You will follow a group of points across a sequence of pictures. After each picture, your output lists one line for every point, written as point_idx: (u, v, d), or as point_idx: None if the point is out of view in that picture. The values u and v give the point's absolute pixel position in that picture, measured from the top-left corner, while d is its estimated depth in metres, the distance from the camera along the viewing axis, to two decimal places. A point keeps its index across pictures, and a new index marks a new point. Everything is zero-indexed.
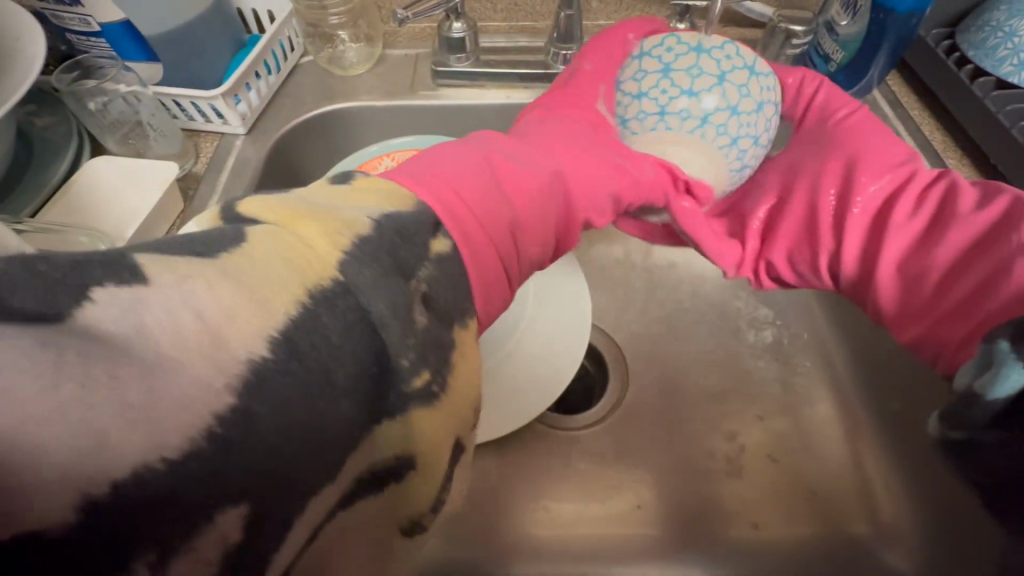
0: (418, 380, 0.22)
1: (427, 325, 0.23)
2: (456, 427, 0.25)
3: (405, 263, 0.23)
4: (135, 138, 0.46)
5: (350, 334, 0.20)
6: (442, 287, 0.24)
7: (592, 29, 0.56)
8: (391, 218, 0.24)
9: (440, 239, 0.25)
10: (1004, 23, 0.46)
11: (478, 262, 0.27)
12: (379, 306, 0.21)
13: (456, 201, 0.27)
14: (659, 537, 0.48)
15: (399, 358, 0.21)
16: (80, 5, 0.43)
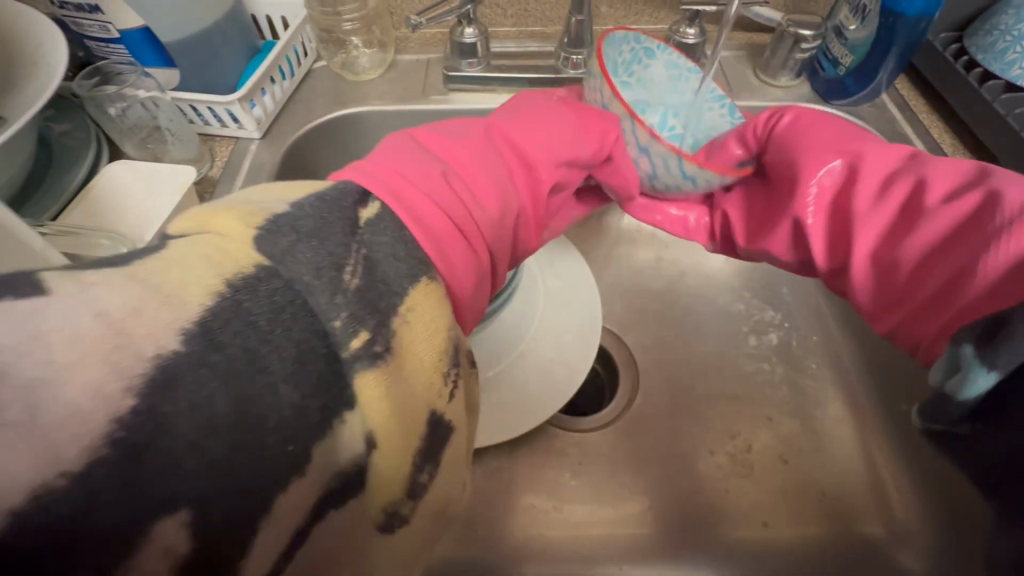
0: (356, 341, 0.19)
1: (359, 288, 0.20)
2: (416, 398, 0.22)
3: (329, 229, 0.21)
4: (154, 143, 0.47)
5: (278, 316, 0.18)
6: (382, 248, 0.22)
7: (601, 34, 0.57)
8: (316, 197, 0.22)
9: (369, 207, 0.23)
10: (1012, 27, 0.46)
11: (438, 237, 0.25)
12: (292, 273, 0.19)
13: (398, 183, 0.25)
14: (671, 537, 0.48)
15: (330, 325, 0.19)
16: (100, 12, 0.43)
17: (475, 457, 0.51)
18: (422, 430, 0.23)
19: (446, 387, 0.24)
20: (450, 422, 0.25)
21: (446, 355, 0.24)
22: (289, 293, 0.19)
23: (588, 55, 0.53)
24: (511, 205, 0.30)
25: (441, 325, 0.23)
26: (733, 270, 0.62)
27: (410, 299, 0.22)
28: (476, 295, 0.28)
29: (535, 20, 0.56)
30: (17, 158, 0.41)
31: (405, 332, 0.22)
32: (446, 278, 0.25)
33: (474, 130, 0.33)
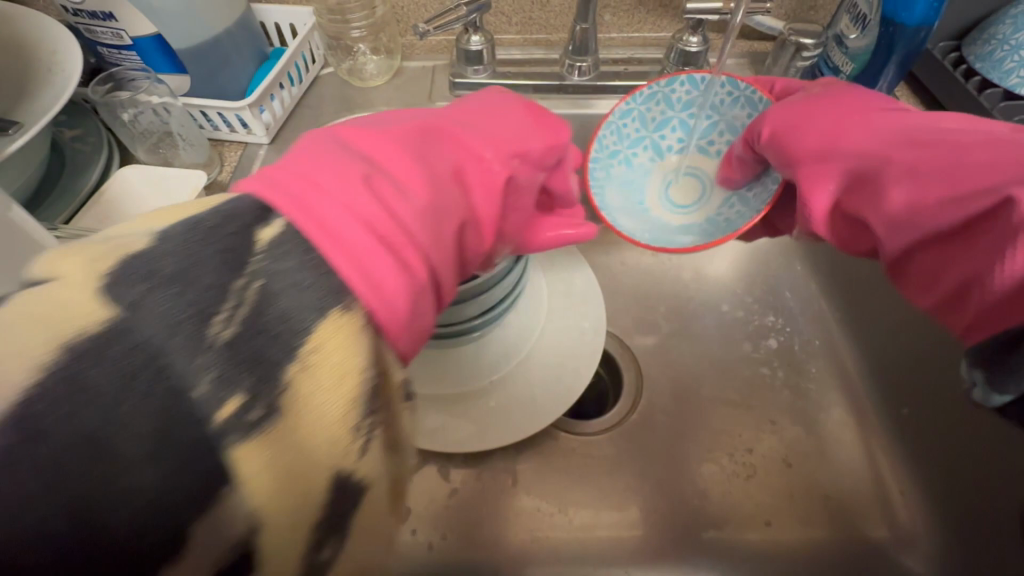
0: (223, 410, 0.16)
1: (231, 340, 0.16)
2: (308, 472, 0.18)
3: (201, 267, 0.17)
4: (165, 147, 0.48)
5: (123, 390, 0.15)
6: (285, 275, 0.18)
7: (606, 42, 0.58)
8: (188, 223, 0.18)
9: (271, 225, 0.19)
10: (1009, 36, 0.47)
11: (354, 249, 0.20)
12: (143, 332, 0.15)
13: (307, 186, 0.21)
14: (676, 540, 0.48)
15: (187, 396, 0.15)
16: (114, 19, 0.44)
17: (482, 459, 0.52)
18: (320, 500, 0.18)
19: (360, 448, 0.19)
20: (370, 482, 0.20)
21: (359, 411, 0.19)
22: (144, 358, 0.15)
23: (592, 63, 0.54)
24: (451, 211, 0.26)
25: (350, 373, 0.18)
26: (735, 276, 0.62)
27: (312, 338, 0.17)
28: (417, 319, 0.22)
29: (539, 27, 0.57)
30: (31, 162, 0.41)
31: (300, 384, 0.17)
32: (370, 301, 0.19)
33: (406, 125, 0.28)
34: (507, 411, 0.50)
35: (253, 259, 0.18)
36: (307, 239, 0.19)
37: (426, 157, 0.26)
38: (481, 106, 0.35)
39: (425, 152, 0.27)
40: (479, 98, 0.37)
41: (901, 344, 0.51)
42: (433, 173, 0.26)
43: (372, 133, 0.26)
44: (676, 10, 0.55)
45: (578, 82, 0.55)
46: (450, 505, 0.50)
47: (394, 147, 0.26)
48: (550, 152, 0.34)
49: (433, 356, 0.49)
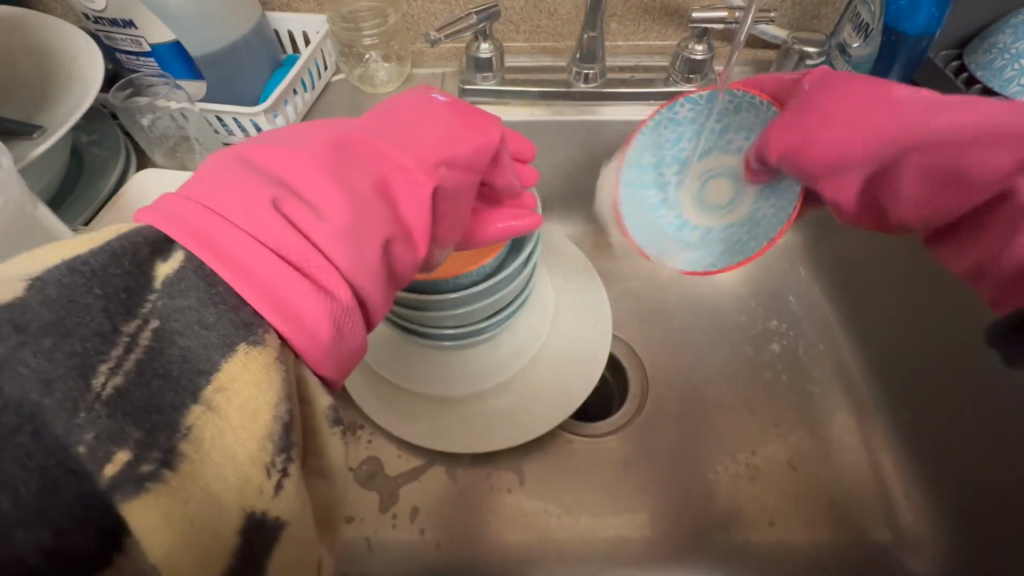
0: (111, 466, 0.18)
1: (120, 388, 0.18)
2: (217, 505, 0.20)
3: (80, 316, 0.18)
4: (183, 151, 0.50)
5: (3, 449, 0.16)
6: (183, 315, 0.20)
7: (612, 50, 0.59)
8: (69, 267, 0.19)
9: (168, 260, 0.21)
10: (1010, 46, 0.48)
11: (263, 281, 0.22)
12: (15, 392, 0.17)
13: (213, 221, 0.23)
14: (682, 540, 0.49)
15: (72, 451, 0.17)
16: (134, 27, 0.46)
17: (491, 459, 0.52)
18: (237, 529, 0.21)
19: (274, 478, 0.21)
20: (287, 510, 0.22)
21: (270, 443, 0.21)
22: (17, 416, 0.17)
23: (600, 70, 0.55)
24: (376, 229, 0.27)
25: (252, 407, 0.21)
26: (739, 281, 0.63)
27: (220, 376, 0.20)
28: (343, 339, 0.25)
29: (547, 35, 0.58)
30: (53, 166, 0.42)
31: (208, 424, 0.20)
32: (284, 330, 0.22)
33: (327, 143, 0.29)
34: (517, 412, 0.50)
35: (149, 303, 0.20)
36: (214, 279, 0.21)
37: (350, 175, 0.28)
38: (407, 111, 0.35)
39: (348, 171, 0.28)
40: (408, 100, 0.37)
41: (903, 349, 0.52)
42: (353, 191, 0.28)
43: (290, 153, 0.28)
44: (682, 20, 0.56)
45: (585, 89, 0.55)
46: (457, 504, 0.50)
47: (312, 166, 0.27)
48: (485, 152, 0.35)
49: (439, 358, 0.51)
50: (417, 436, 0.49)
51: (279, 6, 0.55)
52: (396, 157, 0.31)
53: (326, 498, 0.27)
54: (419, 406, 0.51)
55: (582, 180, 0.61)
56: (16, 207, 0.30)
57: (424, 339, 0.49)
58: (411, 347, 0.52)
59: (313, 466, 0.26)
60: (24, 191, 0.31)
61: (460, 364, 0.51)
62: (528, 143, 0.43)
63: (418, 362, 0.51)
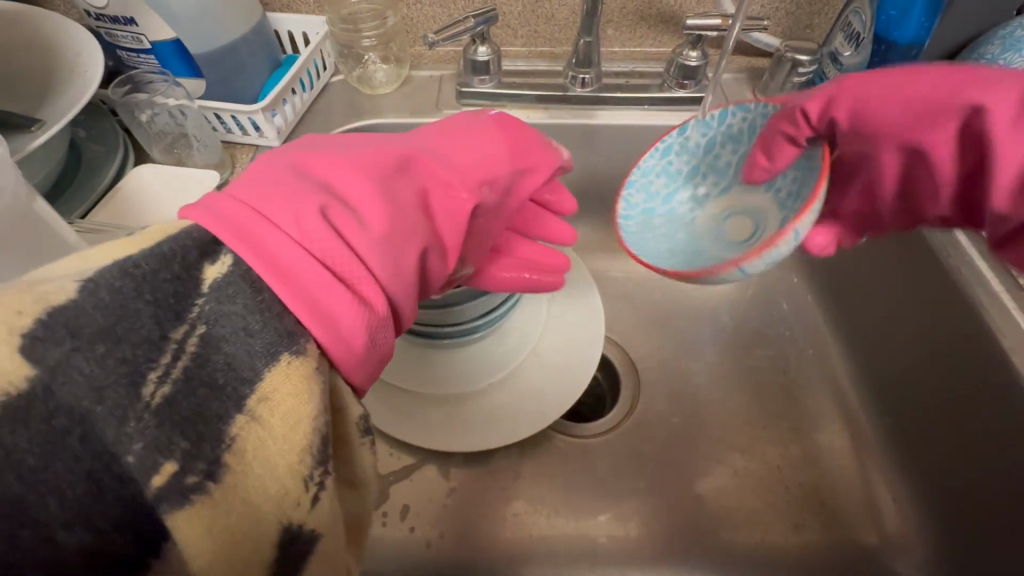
0: (158, 475, 0.18)
1: (167, 398, 0.19)
2: (255, 517, 0.21)
3: (132, 322, 0.19)
4: (180, 147, 0.50)
5: (54, 451, 0.17)
6: (229, 321, 0.21)
7: (608, 56, 0.60)
8: (121, 269, 0.20)
9: (217, 264, 0.21)
10: (999, 56, 0.48)
11: (306, 287, 0.23)
12: (66, 396, 0.17)
13: (264, 226, 0.23)
14: (669, 540, 0.49)
15: (121, 458, 0.18)
16: (134, 24, 0.47)
17: (484, 458, 0.53)
18: (270, 540, 0.21)
19: (310, 491, 0.22)
20: (321, 522, 0.23)
21: (309, 456, 0.22)
22: (68, 420, 0.17)
23: (595, 75, 0.56)
24: (415, 238, 0.28)
25: (303, 414, 0.21)
26: (734, 285, 0.63)
27: (264, 387, 0.21)
28: (377, 348, 0.25)
29: (544, 40, 0.59)
30: (51, 160, 0.43)
31: (250, 434, 0.20)
32: (324, 340, 0.23)
33: (373, 153, 0.30)
34: (510, 412, 0.50)
35: (197, 307, 0.20)
36: (259, 284, 0.22)
37: (392, 186, 0.29)
38: (445, 127, 0.37)
39: (392, 183, 0.29)
40: (440, 125, 0.37)
41: (893, 354, 0.52)
42: (397, 205, 0.28)
43: (341, 164, 0.28)
44: (676, 27, 0.57)
45: (581, 94, 0.56)
46: (448, 503, 0.51)
47: (361, 179, 0.28)
48: (515, 174, 0.36)
49: (440, 359, 0.52)
50: (409, 433, 0.49)
51: (280, 7, 0.56)
52: (431, 175, 0.32)
53: (356, 505, 0.28)
54: (411, 404, 0.51)
55: (577, 183, 0.62)
56: (12, 196, 0.30)
57: (420, 336, 0.49)
58: (416, 348, 0.52)
59: (342, 475, 0.27)
60: (21, 181, 0.31)
61: (459, 365, 0.52)
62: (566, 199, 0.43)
63: (421, 363, 0.51)
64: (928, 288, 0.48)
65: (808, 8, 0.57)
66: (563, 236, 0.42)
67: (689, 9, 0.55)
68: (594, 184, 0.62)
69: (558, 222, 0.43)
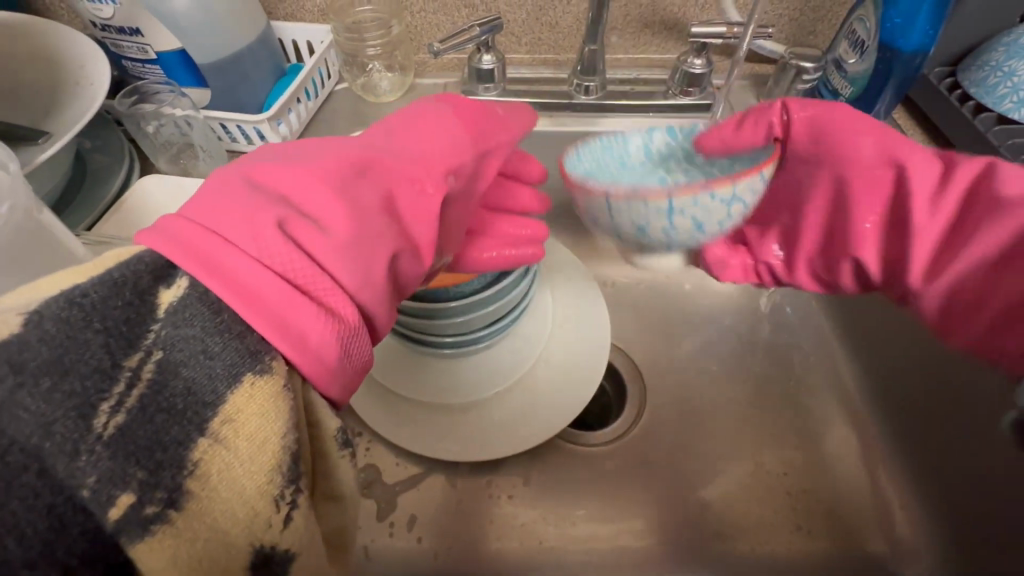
0: (115, 509, 0.18)
1: (121, 427, 0.19)
2: (224, 542, 0.20)
3: (79, 353, 0.19)
4: (186, 157, 0.50)
5: (9, 488, 0.16)
6: (187, 345, 0.21)
7: (613, 63, 0.60)
8: (67, 300, 0.20)
9: (171, 287, 0.21)
10: (1003, 63, 0.49)
11: (269, 303, 0.23)
12: (17, 431, 0.17)
13: (221, 246, 0.23)
14: (676, 551, 0.49)
15: (75, 493, 0.17)
16: (140, 35, 0.47)
17: (494, 466, 0.52)
18: (243, 562, 0.21)
19: (282, 511, 0.22)
20: (296, 543, 0.23)
21: (279, 476, 0.22)
22: (21, 457, 0.17)
23: (600, 82, 0.56)
24: (380, 244, 0.28)
25: (270, 432, 0.21)
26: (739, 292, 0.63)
27: (226, 409, 0.20)
28: (351, 358, 0.25)
29: (548, 47, 0.59)
30: (57, 172, 0.43)
31: (214, 458, 0.20)
32: (291, 355, 0.23)
33: (330, 160, 0.30)
34: (521, 421, 0.50)
35: (152, 333, 0.20)
36: (218, 306, 0.22)
37: (354, 193, 0.29)
38: (395, 121, 0.37)
39: (354, 190, 0.29)
40: (393, 121, 0.37)
41: (899, 360, 0.52)
42: (362, 212, 0.28)
43: (296, 175, 0.28)
44: (681, 34, 0.57)
45: (584, 102, 0.56)
46: (452, 511, 0.50)
47: (319, 188, 0.28)
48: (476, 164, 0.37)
49: (439, 367, 0.52)
50: (411, 442, 0.49)
51: (284, 16, 0.56)
52: (399, 179, 0.32)
53: (339, 519, 0.27)
54: (414, 411, 0.51)
55: None
56: (22, 214, 0.30)
57: (424, 346, 0.49)
58: (415, 353, 0.52)
59: (324, 492, 0.26)
60: (29, 197, 0.31)
61: (456, 374, 0.52)
62: (537, 167, 0.45)
63: (418, 370, 0.52)
64: None
65: (812, 15, 0.57)
66: (534, 205, 0.44)
67: (693, 16, 0.56)
68: None
69: (530, 193, 0.44)
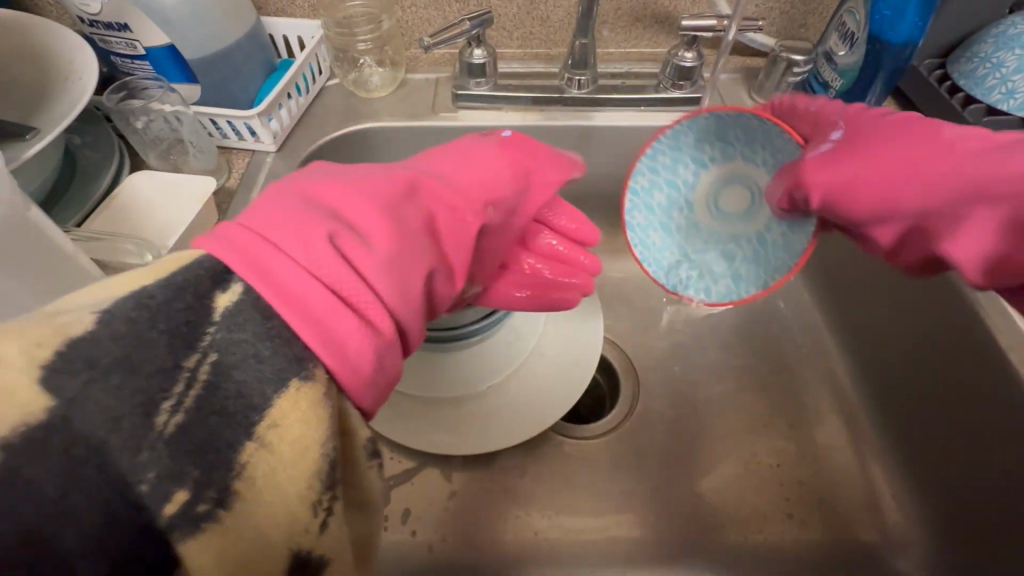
0: (169, 505, 0.18)
1: (181, 426, 0.19)
2: (265, 543, 0.21)
3: (148, 351, 0.19)
4: (176, 154, 0.49)
5: (72, 481, 0.17)
6: (238, 349, 0.20)
7: (604, 56, 0.60)
8: (136, 300, 0.20)
9: (227, 292, 0.21)
10: (991, 55, 0.49)
11: (314, 312, 0.22)
12: (83, 426, 0.17)
13: (275, 255, 0.23)
14: (670, 543, 0.49)
15: (133, 488, 0.18)
16: (128, 30, 0.46)
17: (490, 458, 0.53)
18: (280, 563, 0.22)
19: (319, 517, 0.23)
20: (328, 547, 0.24)
21: (318, 482, 0.22)
22: (85, 449, 0.17)
23: (591, 76, 0.56)
24: (421, 264, 0.28)
25: (312, 441, 0.22)
26: None
27: (273, 413, 0.21)
28: (383, 371, 0.25)
29: (540, 41, 0.59)
30: (46, 166, 0.43)
31: (259, 462, 0.20)
32: (332, 365, 0.22)
33: (382, 181, 0.30)
34: (513, 415, 0.50)
35: (208, 336, 0.20)
36: (269, 311, 0.21)
37: (402, 214, 0.28)
38: (441, 152, 0.37)
39: (402, 211, 0.29)
40: (441, 154, 0.37)
41: (890, 351, 0.52)
42: (409, 236, 0.28)
43: (349, 196, 0.28)
44: (672, 27, 0.57)
45: (577, 95, 0.56)
46: (449, 506, 0.51)
47: (370, 209, 0.27)
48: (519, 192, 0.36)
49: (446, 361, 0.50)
50: (411, 437, 0.49)
51: (274, 12, 0.55)
52: (438, 205, 0.31)
53: (365, 528, 0.28)
54: (410, 407, 0.51)
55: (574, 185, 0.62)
56: (9, 209, 0.30)
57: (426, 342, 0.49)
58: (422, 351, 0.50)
59: (353, 498, 0.27)
60: (19, 194, 0.30)
61: (460, 366, 0.51)
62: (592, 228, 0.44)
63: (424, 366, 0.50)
64: (929, 287, 0.47)
65: (803, 8, 0.57)
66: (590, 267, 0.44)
67: (684, 9, 0.56)
68: (591, 183, 0.62)
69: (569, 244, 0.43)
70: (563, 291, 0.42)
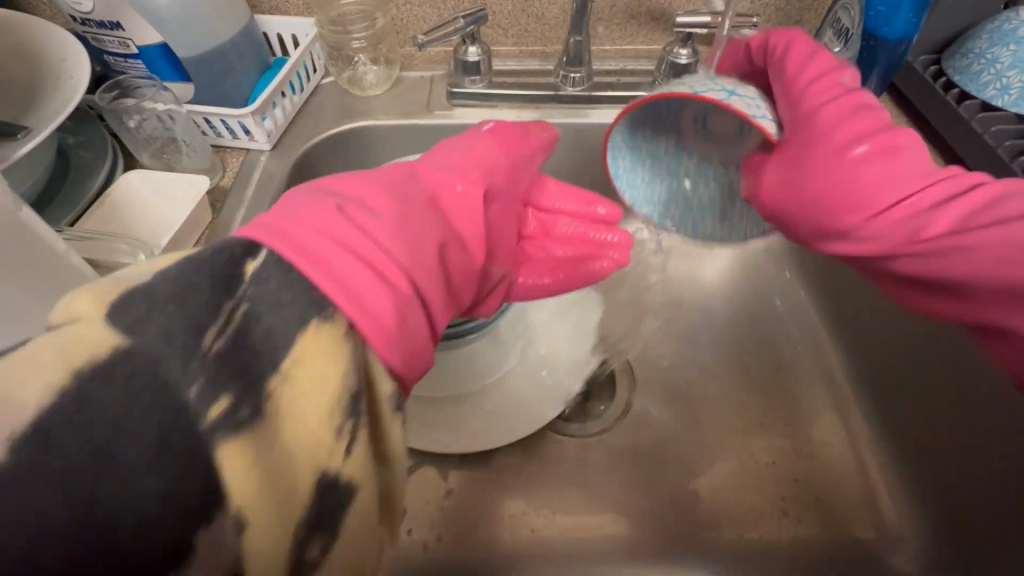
0: (213, 412, 0.17)
1: (224, 350, 0.18)
2: (293, 467, 0.20)
3: (193, 296, 0.19)
4: (169, 153, 0.49)
5: (133, 401, 0.16)
6: (269, 300, 0.20)
7: (600, 54, 0.60)
8: (187, 259, 0.20)
9: (256, 258, 0.21)
10: (986, 51, 0.49)
11: (336, 273, 0.23)
12: (145, 349, 0.17)
13: (297, 228, 0.24)
14: (665, 543, 0.49)
15: (182, 396, 0.17)
16: (122, 28, 0.47)
17: (485, 456, 0.53)
18: (305, 495, 0.20)
19: (342, 442, 0.21)
20: (356, 476, 0.22)
21: (339, 409, 0.21)
22: (145, 366, 0.17)
23: (586, 73, 0.56)
24: (434, 234, 0.28)
25: (333, 371, 0.21)
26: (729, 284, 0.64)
27: (295, 350, 0.20)
28: (408, 330, 0.25)
29: (535, 39, 0.59)
30: (37, 167, 0.43)
31: (282, 388, 0.20)
32: (358, 320, 0.22)
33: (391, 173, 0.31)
34: (506, 415, 0.51)
35: (245, 286, 0.20)
36: (291, 265, 0.21)
37: (413, 196, 0.29)
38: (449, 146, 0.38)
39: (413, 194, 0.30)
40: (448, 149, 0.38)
41: (886, 347, 0.52)
42: (421, 213, 0.29)
43: (362, 185, 0.29)
44: (667, 24, 0.58)
45: (572, 92, 0.56)
46: (445, 506, 0.51)
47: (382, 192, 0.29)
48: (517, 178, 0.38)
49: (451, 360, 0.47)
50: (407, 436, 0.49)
51: (269, 9, 0.55)
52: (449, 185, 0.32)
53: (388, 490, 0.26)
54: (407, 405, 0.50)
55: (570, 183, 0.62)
56: None
57: None
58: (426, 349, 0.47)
59: (377, 454, 0.25)
60: (11, 194, 0.30)
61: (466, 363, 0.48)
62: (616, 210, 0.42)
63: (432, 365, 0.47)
64: None
65: (798, 4, 0.57)
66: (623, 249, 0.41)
67: (679, 6, 0.56)
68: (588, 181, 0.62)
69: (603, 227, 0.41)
70: (597, 260, 0.40)
